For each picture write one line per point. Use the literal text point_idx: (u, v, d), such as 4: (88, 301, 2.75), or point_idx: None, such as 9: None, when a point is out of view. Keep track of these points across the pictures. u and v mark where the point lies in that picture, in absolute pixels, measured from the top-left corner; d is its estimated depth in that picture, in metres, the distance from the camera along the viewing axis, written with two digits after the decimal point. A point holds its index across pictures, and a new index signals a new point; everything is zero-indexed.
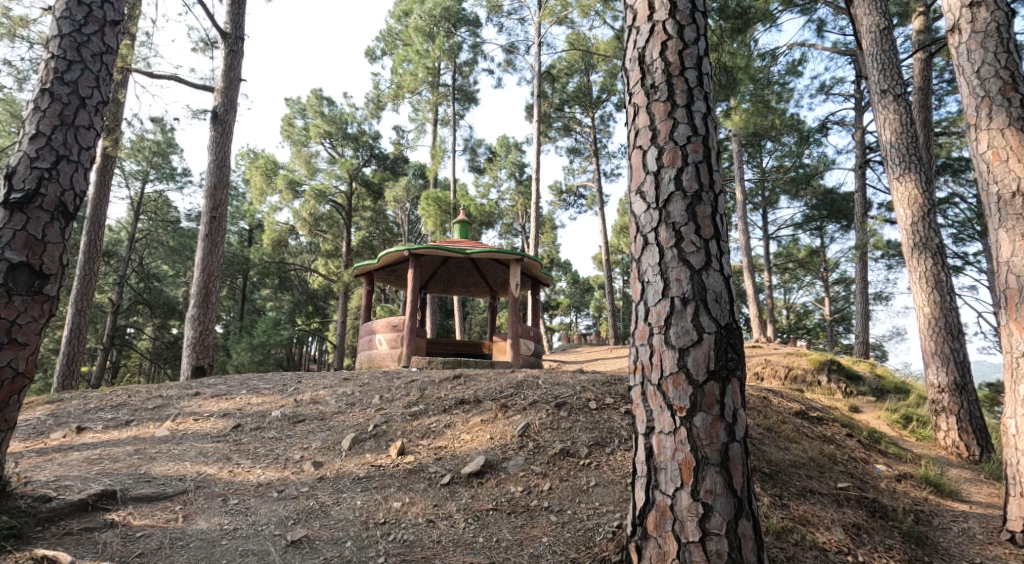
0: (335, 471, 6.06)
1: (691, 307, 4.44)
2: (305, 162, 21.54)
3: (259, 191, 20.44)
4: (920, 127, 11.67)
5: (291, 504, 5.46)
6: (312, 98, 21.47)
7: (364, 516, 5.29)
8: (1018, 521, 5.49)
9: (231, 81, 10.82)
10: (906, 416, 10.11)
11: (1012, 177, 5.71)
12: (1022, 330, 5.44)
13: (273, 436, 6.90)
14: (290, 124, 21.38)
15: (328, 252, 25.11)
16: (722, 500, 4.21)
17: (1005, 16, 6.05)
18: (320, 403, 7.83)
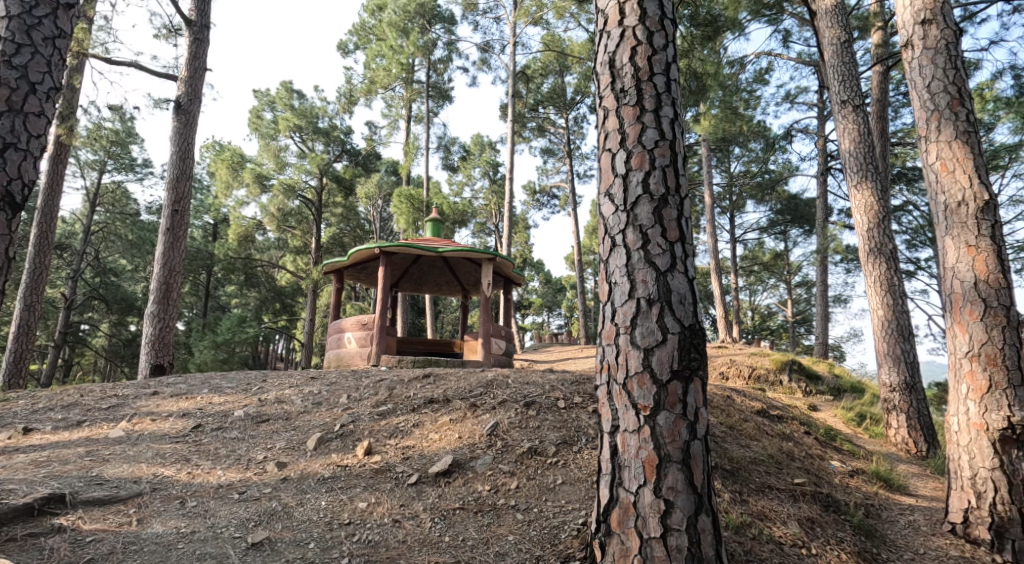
0: (299, 472, 6.01)
1: (656, 307, 4.50)
2: (274, 156, 21.06)
3: (224, 184, 20.05)
4: (878, 136, 11.99)
5: (252, 505, 5.40)
6: (282, 90, 21.11)
7: (328, 517, 5.26)
8: (958, 513, 5.66)
9: (196, 70, 10.61)
10: (861, 415, 10.38)
11: (957, 188, 5.92)
12: (965, 332, 5.67)
13: (234, 436, 6.80)
14: (258, 117, 20.96)
15: (295, 248, 24.81)
16: (683, 497, 4.29)
17: (953, 35, 6.23)
18: (285, 402, 7.74)
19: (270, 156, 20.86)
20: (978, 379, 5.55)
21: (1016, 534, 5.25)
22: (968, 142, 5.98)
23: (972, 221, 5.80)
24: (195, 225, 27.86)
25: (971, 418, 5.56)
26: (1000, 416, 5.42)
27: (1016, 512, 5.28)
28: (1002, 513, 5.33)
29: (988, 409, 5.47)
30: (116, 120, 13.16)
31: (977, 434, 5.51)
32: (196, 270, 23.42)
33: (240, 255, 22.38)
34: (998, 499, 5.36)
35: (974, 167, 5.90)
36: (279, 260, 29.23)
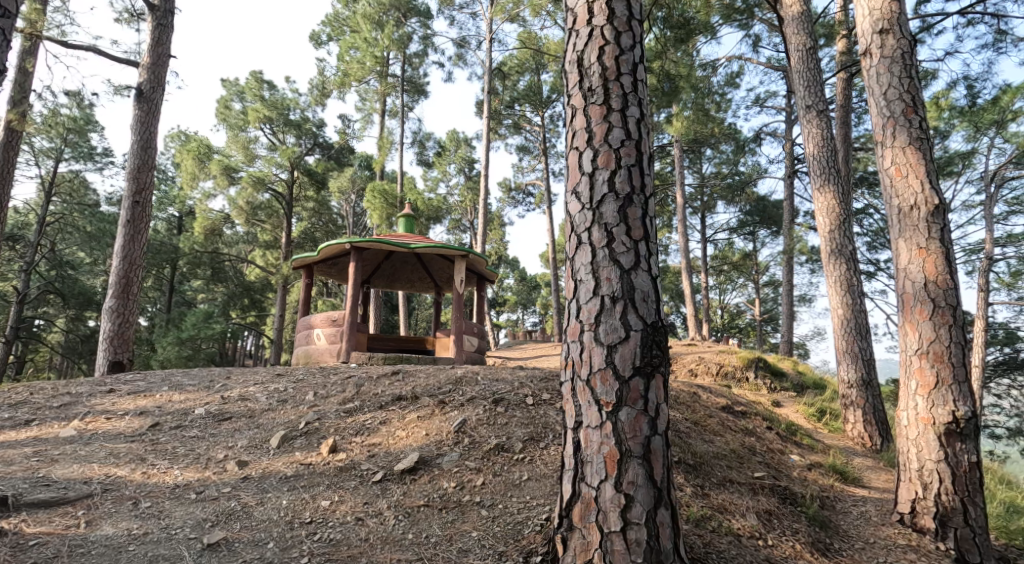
0: (261, 470, 5.92)
1: (620, 305, 4.52)
2: (243, 147, 20.64)
3: (190, 175, 19.61)
4: (840, 142, 12.25)
5: (210, 505, 5.29)
6: (252, 81, 20.70)
7: (289, 515, 5.20)
8: (906, 504, 5.78)
9: (159, 56, 10.37)
10: (821, 410, 10.62)
11: (910, 192, 6.05)
12: (916, 331, 5.83)
13: (193, 435, 6.65)
14: (226, 106, 20.56)
15: (265, 244, 24.37)
16: (642, 491, 4.33)
17: (909, 44, 6.37)
18: (249, 399, 7.61)
19: (239, 149, 20.43)
20: (926, 376, 5.70)
21: (958, 523, 5.40)
22: (920, 148, 6.12)
23: (922, 224, 5.94)
24: (159, 217, 27.16)
25: (919, 412, 5.71)
26: (946, 410, 5.56)
27: (959, 502, 5.44)
28: (945, 503, 5.49)
29: (934, 404, 5.62)
30: (73, 107, 12.75)
31: (925, 428, 5.65)
32: (161, 264, 22.93)
33: (207, 249, 21.96)
34: (942, 490, 5.52)
35: (925, 172, 6.05)
36: (247, 255, 28.71)
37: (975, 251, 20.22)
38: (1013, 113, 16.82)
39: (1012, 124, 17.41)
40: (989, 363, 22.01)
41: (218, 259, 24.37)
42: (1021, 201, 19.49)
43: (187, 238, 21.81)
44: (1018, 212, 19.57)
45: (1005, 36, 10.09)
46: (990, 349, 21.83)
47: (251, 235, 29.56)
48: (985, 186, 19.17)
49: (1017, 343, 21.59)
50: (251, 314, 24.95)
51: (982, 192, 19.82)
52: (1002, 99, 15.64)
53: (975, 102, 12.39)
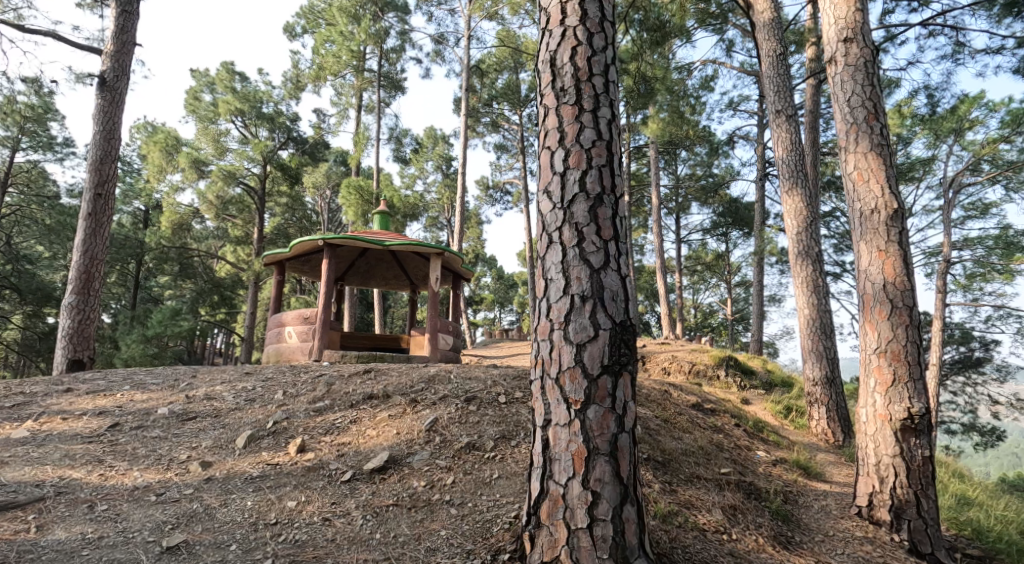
0: (225, 471, 5.81)
1: (589, 304, 4.52)
2: (213, 140, 20.30)
3: (157, 168, 19.18)
4: (808, 148, 12.43)
5: (171, 507, 5.18)
6: (223, 72, 20.30)
7: (253, 516, 5.11)
8: (864, 497, 5.88)
9: (123, 43, 10.11)
10: (787, 407, 10.78)
11: (872, 197, 6.16)
12: (875, 331, 5.93)
13: (155, 435, 6.51)
14: (195, 98, 20.11)
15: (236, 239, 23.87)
16: (609, 488, 4.36)
17: (872, 53, 6.47)
18: (215, 399, 7.45)
19: (209, 141, 20.11)
20: (884, 374, 5.81)
21: (912, 515, 5.54)
22: (882, 154, 6.22)
23: (882, 227, 6.06)
24: (126, 211, 26.53)
25: (877, 409, 5.81)
26: (902, 408, 5.68)
27: (913, 495, 5.58)
28: (900, 496, 5.62)
29: (892, 401, 5.73)
30: (32, 94, 12.40)
31: (882, 425, 5.76)
32: (126, 259, 22.38)
33: (174, 244, 21.50)
34: (898, 483, 5.64)
35: (886, 177, 6.16)
36: (218, 251, 28.16)
37: (934, 254, 20.69)
38: (970, 121, 17.25)
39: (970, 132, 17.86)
40: (947, 361, 22.55)
41: (186, 255, 23.86)
42: (977, 206, 20.01)
43: (154, 232, 21.31)
44: (974, 217, 20.09)
45: (963, 49, 10.34)
46: (947, 348, 22.37)
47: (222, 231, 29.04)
48: (944, 192, 19.64)
49: (972, 342, 22.18)
50: (221, 311, 24.50)
51: (941, 197, 20.29)
52: (960, 109, 16.09)
53: (935, 112, 12.69)
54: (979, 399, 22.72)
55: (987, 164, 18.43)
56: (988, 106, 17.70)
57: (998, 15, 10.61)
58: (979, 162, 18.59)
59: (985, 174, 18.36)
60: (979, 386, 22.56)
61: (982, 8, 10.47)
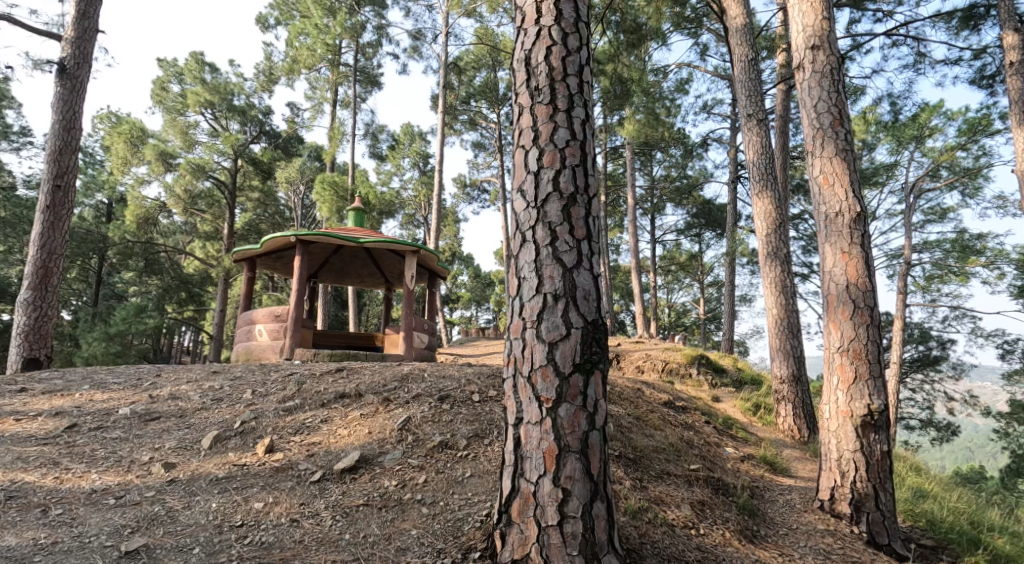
0: (189, 473, 5.66)
1: (561, 302, 4.49)
2: (181, 132, 19.87)
3: (121, 159, 18.63)
4: (779, 152, 12.57)
5: (131, 510, 5.06)
6: (192, 62, 19.70)
7: (218, 519, 4.99)
8: (826, 491, 5.96)
9: (84, 29, 9.81)
10: (756, 404, 10.91)
11: (836, 200, 6.23)
12: (839, 330, 6.00)
13: (116, 436, 6.33)
14: (163, 88, 19.55)
15: (204, 234, 23.40)
16: (580, 485, 4.34)
17: (838, 61, 6.55)
18: (180, 399, 7.26)
19: (178, 133, 19.66)
20: (847, 371, 5.89)
21: (870, 508, 5.64)
22: (846, 158, 6.30)
23: (846, 230, 6.13)
24: (88, 205, 25.81)
25: (840, 406, 5.89)
26: (863, 404, 5.76)
27: (872, 488, 5.68)
28: (860, 490, 5.71)
29: (853, 398, 5.81)
30: None
31: (844, 420, 5.84)
32: (87, 253, 21.80)
33: (139, 238, 20.93)
34: (857, 477, 5.73)
35: (850, 181, 6.24)
36: (185, 246, 27.56)
37: (896, 256, 21.14)
38: (931, 128, 17.63)
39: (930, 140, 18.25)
40: (906, 360, 23.06)
41: (152, 250, 23.31)
42: (935, 211, 20.48)
43: (117, 227, 20.71)
44: (932, 221, 20.58)
45: (925, 59, 10.58)
46: (906, 347, 22.84)
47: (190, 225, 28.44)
48: (906, 197, 20.07)
49: (929, 341, 22.70)
50: (188, 309, 24.00)
51: (903, 202, 20.72)
52: (922, 115, 16.52)
53: (897, 119, 12.96)
54: (936, 396, 23.31)
55: (945, 171, 18.86)
56: (946, 115, 18.14)
57: (957, 26, 10.87)
58: (939, 169, 19.02)
59: (943, 181, 18.79)
60: (936, 383, 23.17)
61: (943, 20, 10.72)
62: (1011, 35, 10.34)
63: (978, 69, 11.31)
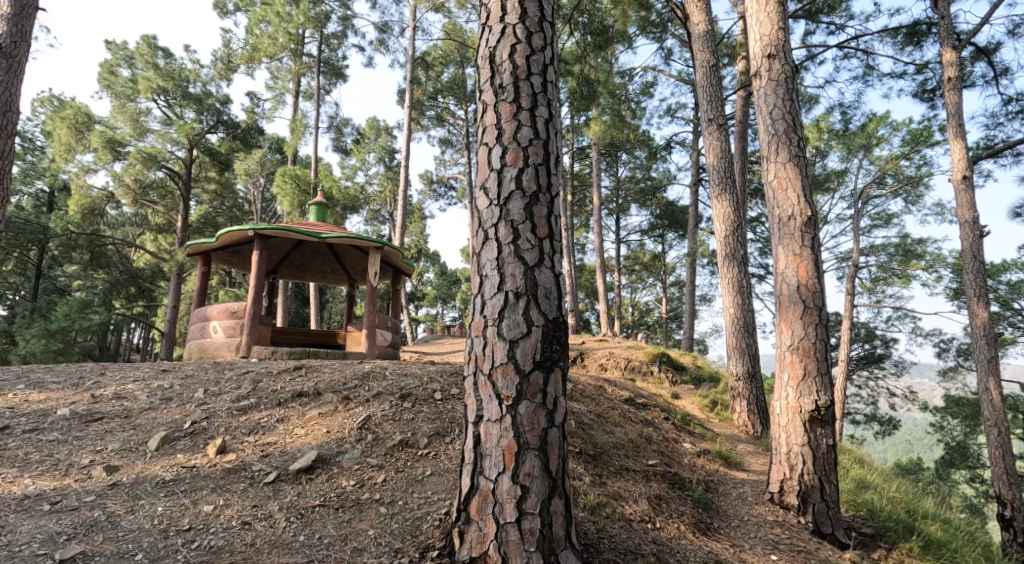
0: (133, 475, 5.70)
1: (523, 301, 4.68)
2: (131, 120, 18.72)
3: (64, 147, 17.12)
4: (737, 156, 12.98)
5: (68, 517, 5.13)
6: (143, 45, 18.79)
7: (164, 523, 5.08)
8: (776, 484, 6.27)
9: (21, 7, 8.51)
10: (714, 400, 11.29)
11: (789, 204, 6.55)
12: (789, 328, 6.33)
13: (53, 439, 6.31)
14: (111, 72, 18.44)
15: (157, 227, 22.88)
16: (538, 481, 4.54)
17: (791, 70, 6.89)
18: (125, 398, 7.23)
19: (128, 120, 18.50)
20: (797, 368, 6.22)
21: (816, 499, 5.96)
22: (798, 164, 6.64)
23: (798, 233, 6.46)
24: (27, 192, 25.13)
25: (789, 402, 6.21)
26: (811, 400, 6.10)
27: (817, 480, 6.01)
28: (807, 481, 6.03)
29: (802, 394, 6.15)
30: None
31: (793, 416, 6.17)
32: (26, 245, 21.07)
33: (84, 230, 20.11)
34: (805, 470, 6.06)
35: (802, 187, 6.56)
36: (136, 239, 26.83)
37: (844, 259, 21.93)
38: (878, 138, 18.36)
39: (878, 148, 19.00)
40: (853, 358, 23.97)
41: (99, 243, 22.65)
42: (881, 217, 21.30)
43: (59, 217, 19.57)
44: (878, 226, 21.39)
45: (872, 71, 11.08)
46: (853, 345, 23.74)
47: (142, 217, 27.69)
48: (854, 202, 20.85)
49: (874, 340, 23.61)
50: (138, 305, 23.41)
51: (852, 207, 21.49)
52: (869, 125, 17.26)
53: (847, 128, 13.54)
54: (879, 392, 24.30)
55: (890, 178, 19.64)
56: (892, 125, 18.90)
57: (902, 42, 11.39)
58: (884, 176, 19.78)
59: (889, 188, 19.57)
60: (880, 378, 24.19)
61: (889, 35, 11.22)
62: (949, 53, 10.89)
63: (921, 83, 11.84)
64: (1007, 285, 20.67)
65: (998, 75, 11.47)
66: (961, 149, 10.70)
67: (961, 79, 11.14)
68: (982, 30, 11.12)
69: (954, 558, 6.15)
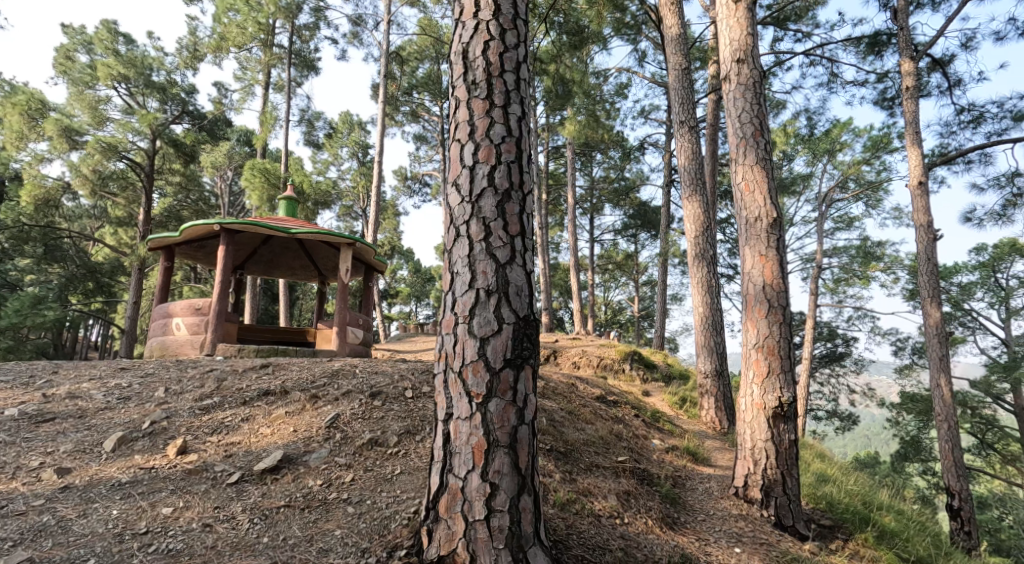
0: (86, 478, 5.53)
1: (494, 298, 4.63)
2: (89, 107, 18.19)
3: (17, 134, 16.43)
4: (708, 158, 13.09)
5: (17, 522, 4.96)
6: (103, 31, 18.20)
7: (119, 526, 4.93)
8: (741, 478, 6.33)
9: None
10: (683, 397, 11.38)
11: (756, 206, 6.60)
12: (755, 327, 6.38)
13: (3, 440, 6.09)
14: (68, 57, 17.81)
15: (117, 220, 22.21)
16: (507, 479, 4.50)
17: (760, 75, 6.95)
18: (80, 398, 7.02)
19: (85, 108, 17.85)
20: (761, 366, 6.27)
21: (778, 492, 6.03)
22: (765, 167, 6.70)
23: (764, 234, 6.52)
24: None
25: (754, 398, 6.27)
26: (774, 397, 6.16)
27: (780, 474, 6.07)
28: (770, 476, 6.10)
29: (766, 391, 6.20)
30: None
31: (758, 412, 6.22)
32: None
33: (40, 222, 19.42)
34: (768, 465, 6.12)
35: (768, 189, 6.62)
36: (94, 232, 26.06)
37: (808, 260, 22.32)
38: (842, 143, 18.72)
39: (841, 153, 19.33)
40: (815, 356, 24.47)
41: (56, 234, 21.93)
42: (844, 220, 21.72)
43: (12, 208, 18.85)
44: (841, 229, 21.81)
45: (837, 78, 11.24)
46: (816, 344, 24.19)
47: (102, 209, 26.91)
48: (818, 206, 21.21)
49: (836, 339, 24.08)
50: (98, 300, 22.72)
51: (816, 210, 21.87)
52: (833, 130, 17.58)
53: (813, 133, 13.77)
54: (840, 389, 24.83)
55: (853, 183, 20.03)
56: (854, 131, 19.28)
57: (863, 51, 11.60)
58: (847, 181, 20.16)
59: (851, 192, 19.97)
60: (842, 376, 24.72)
61: (852, 44, 11.41)
62: (908, 63, 11.12)
63: (880, 91, 12.07)
64: (959, 286, 21.27)
65: (952, 86, 11.76)
66: (917, 156, 10.94)
67: (918, 89, 11.40)
68: (938, 42, 11.37)
69: (906, 548, 6.31)
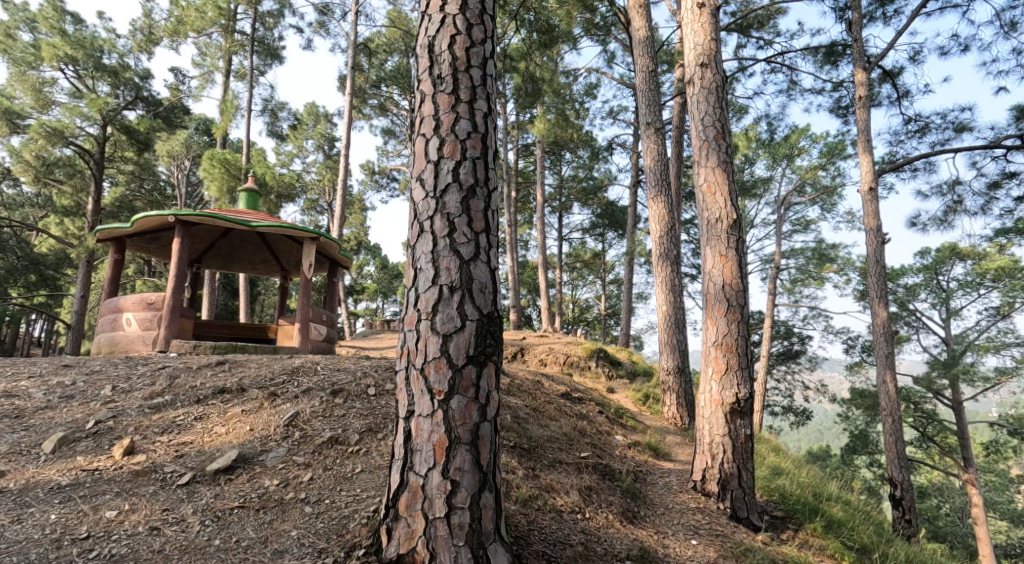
0: (22, 482, 5.29)
1: (457, 294, 4.54)
2: (34, 90, 17.40)
3: None
4: (674, 159, 13.17)
5: None
6: (48, 9, 17.39)
7: (57, 532, 4.73)
8: (700, 472, 6.36)
9: None
10: (646, 394, 11.43)
11: (718, 208, 6.63)
12: (715, 326, 6.41)
13: None
14: (10, 35, 16.98)
15: (64, 208, 21.30)
16: (469, 476, 4.43)
17: (722, 79, 6.99)
18: (19, 397, 6.71)
19: (28, 90, 17.16)
20: (720, 363, 6.32)
21: (734, 486, 6.08)
22: (726, 169, 6.74)
23: (724, 235, 6.56)
24: None
25: (713, 395, 6.30)
26: (732, 393, 6.21)
27: (736, 468, 6.12)
28: (726, 470, 6.15)
29: (724, 388, 6.25)
30: None
31: (716, 408, 6.26)
32: None
33: None
34: (725, 459, 6.17)
35: (729, 191, 6.66)
36: (40, 221, 24.96)
37: (767, 262, 22.71)
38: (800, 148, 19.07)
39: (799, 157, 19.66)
40: (772, 353, 24.97)
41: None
42: (801, 222, 22.17)
43: None
44: (799, 231, 22.27)
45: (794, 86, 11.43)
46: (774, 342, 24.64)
47: (49, 197, 25.84)
48: (778, 209, 21.59)
49: (793, 337, 24.59)
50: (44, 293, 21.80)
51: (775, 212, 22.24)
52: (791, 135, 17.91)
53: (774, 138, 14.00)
54: (795, 385, 25.41)
55: (810, 187, 20.44)
56: (811, 137, 19.68)
57: (820, 60, 11.82)
58: (804, 185, 20.56)
59: (808, 196, 20.39)
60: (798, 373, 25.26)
61: (809, 53, 11.63)
62: (860, 73, 11.36)
63: (835, 99, 12.31)
64: (905, 287, 21.85)
65: (901, 97, 12.06)
66: (868, 163, 11.18)
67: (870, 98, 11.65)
68: (888, 55, 11.65)
69: (852, 537, 6.42)
